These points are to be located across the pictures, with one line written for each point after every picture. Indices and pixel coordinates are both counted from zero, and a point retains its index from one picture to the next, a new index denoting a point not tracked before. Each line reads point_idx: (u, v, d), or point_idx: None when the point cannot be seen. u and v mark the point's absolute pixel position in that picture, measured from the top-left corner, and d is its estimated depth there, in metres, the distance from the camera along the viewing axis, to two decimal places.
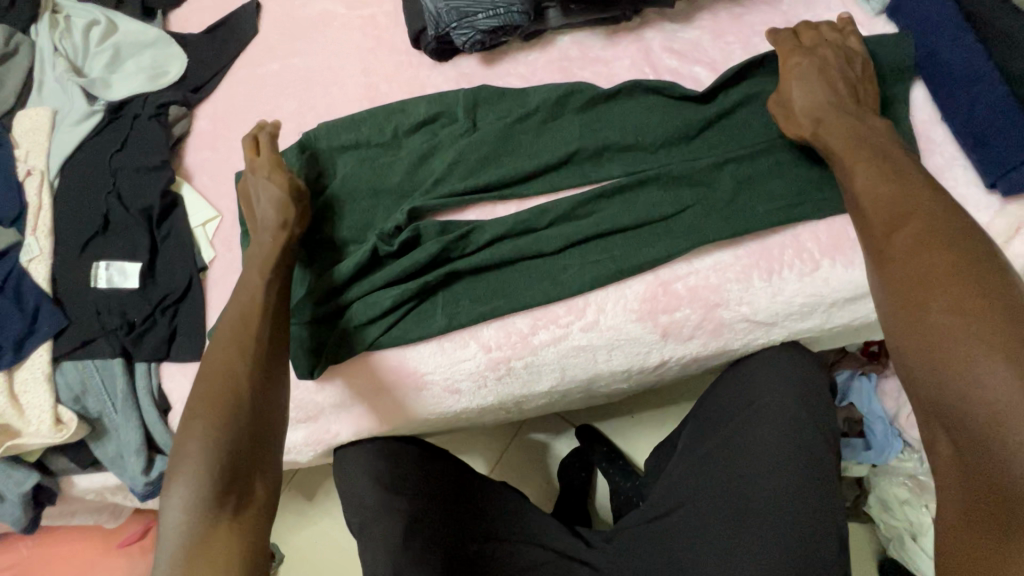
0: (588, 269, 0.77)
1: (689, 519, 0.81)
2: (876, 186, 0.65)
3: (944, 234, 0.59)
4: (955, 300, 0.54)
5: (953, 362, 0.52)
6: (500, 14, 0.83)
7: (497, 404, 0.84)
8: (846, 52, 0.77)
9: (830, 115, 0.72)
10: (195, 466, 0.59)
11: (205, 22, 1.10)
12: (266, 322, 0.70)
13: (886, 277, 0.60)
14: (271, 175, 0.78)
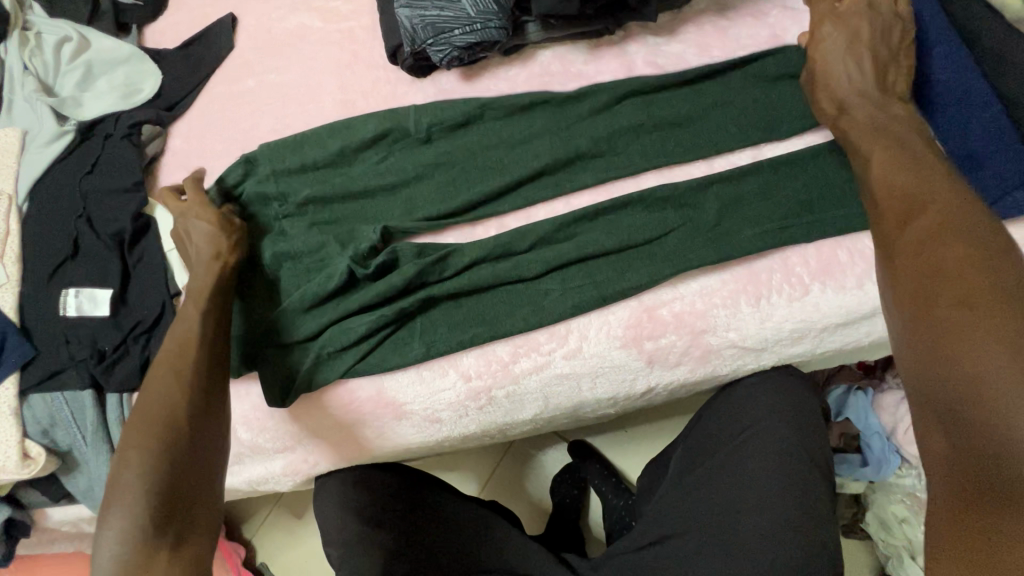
0: (570, 294, 0.74)
1: (680, 552, 0.77)
2: (887, 176, 0.64)
3: (957, 226, 0.57)
4: (967, 294, 0.53)
5: (958, 354, 0.51)
6: (477, 30, 0.80)
7: (480, 432, 0.81)
8: (890, 19, 0.71)
9: (856, 104, 0.70)
10: (131, 498, 0.59)
11: (180, 36, 1.07)
12: (206, 348, 0.70)
13: (896, 268, 0.59)
14: (199, 213, 0.77)
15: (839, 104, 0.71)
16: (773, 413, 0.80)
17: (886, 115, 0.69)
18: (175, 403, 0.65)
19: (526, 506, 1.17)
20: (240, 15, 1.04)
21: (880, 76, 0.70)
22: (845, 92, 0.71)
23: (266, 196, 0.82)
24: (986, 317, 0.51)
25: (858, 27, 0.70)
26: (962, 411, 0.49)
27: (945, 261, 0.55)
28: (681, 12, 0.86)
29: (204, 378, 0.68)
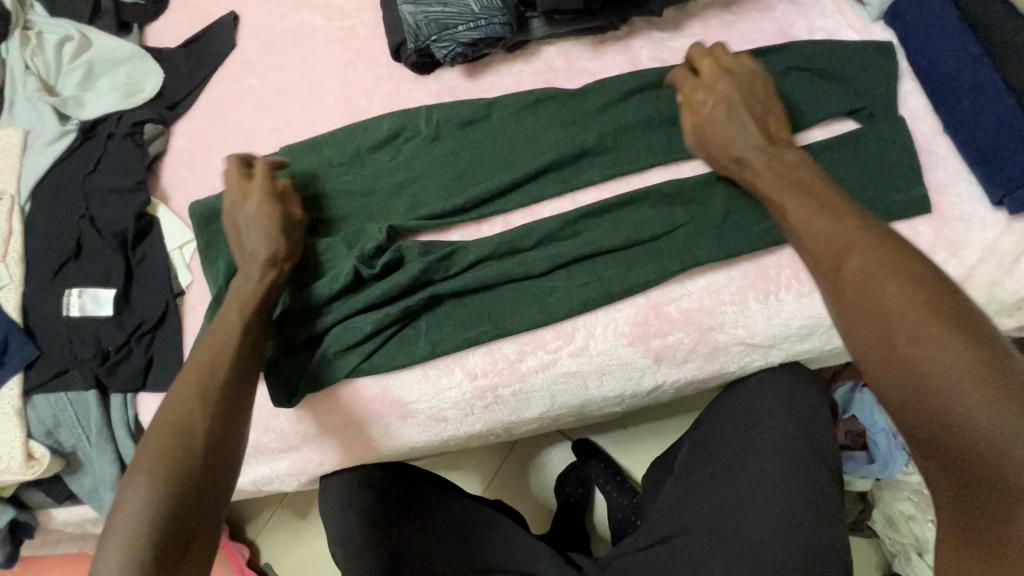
0: (577, 291, 0.73)
1: (687, 550, 0.76)
2: (811, 221, 0.59)
3: (891, 259, 0.54)
4: (925, 334, 0.48)
5: (942, 407, 0.46)
6: (481, 26, 0.80)
7: (486, 430, 0.81)
8: (749, 76, 0.72)
9: (756, 156, 0.67)
10: (129, 525, 0.52)
11: (181, 35, 1.06)
12: (237, 363, 0.64)
13: (844, 308, 0.54)
14: (262, 209, 0.72)
15: (739, 162, 0.69)
16: (779, 411, 0.80)
17: (782, 164, 0.66)
18: (188, 419, 0.58)
19: (531, 505, 1.16)
20: (242, 13, 1.04)
21: (761, 128, 0.69)
22: (738, 148, 0.69)
23: None
24: (954, 355, 0.46)
25: (724, 87, 0.71)
26: (976, 471, 0.44)
27: (890, 301, 0.51)
28: (687, 7, 0.85)
29: (234, 399, 0.62)
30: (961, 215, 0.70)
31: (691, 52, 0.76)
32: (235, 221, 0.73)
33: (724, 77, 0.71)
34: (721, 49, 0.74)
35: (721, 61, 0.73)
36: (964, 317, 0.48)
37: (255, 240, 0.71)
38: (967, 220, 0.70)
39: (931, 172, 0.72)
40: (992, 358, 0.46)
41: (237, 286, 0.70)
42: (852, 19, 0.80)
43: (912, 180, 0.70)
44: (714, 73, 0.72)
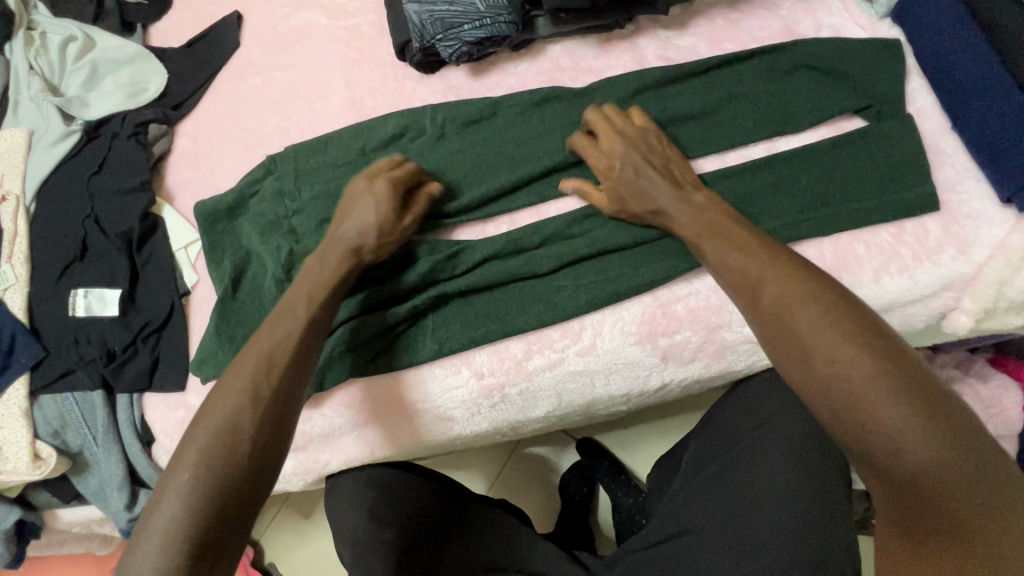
0: (584, 290, 0.73)
1: (693, 548, 0.75)
2: (727, 258, 0.61)
3: (799, 286, 0.56)
4: (836, 354, 0.50)
5: (868, 429, 0.47)
6: (487, 25, 0.79)
7: (493, 429, 0.81)
8: (645, 133, 0.73)
9: (671, 203, 0.68)
10: (167, 523, 0.51)
11: (186, 35, 1.06)
12: (294, 362, 0.62)
13: (768, 339, 0.55)
14: (379, 202, 0.71)
15: (657, 212, 0.69)
16: (787, 410, 0.80)
17: (696, 209, 0.67)
18: (236, 420, 0.57)
19: (535, 504, 1.16)
20: (246, 13, 1.04)
21: (669, 179, 0.70)
22: (655, 202, 0.69)
23: (288, 196, 0.84)
24: (865, 370, 0.49)
25: (622, 152, 0.71)
26: (904, 478, 0.46)
27: (804, 326, 0.53)
28: (692, 5, 0.85)
29: (281, 409, 0.59)
30: (970, 213, 0.70)
31: (588, 117, 0.76)
32: (349, 201, 0.73)
33: (622, 139, 0.72)
34: (613, 111, 0.75)
35: (614, 122, 0.74)
36: (865, 328, 0.52)
37: (352, 226, 0.70)
38: (975, 219, 0.70)
39: (939, 170, 0.72)
40: (892, 362, 0.49)
41: (310, 269, 0.69)
42: (858, 16, 0.80)
43: (920, 178, 0.70)
44: (612, 135, 0.73)
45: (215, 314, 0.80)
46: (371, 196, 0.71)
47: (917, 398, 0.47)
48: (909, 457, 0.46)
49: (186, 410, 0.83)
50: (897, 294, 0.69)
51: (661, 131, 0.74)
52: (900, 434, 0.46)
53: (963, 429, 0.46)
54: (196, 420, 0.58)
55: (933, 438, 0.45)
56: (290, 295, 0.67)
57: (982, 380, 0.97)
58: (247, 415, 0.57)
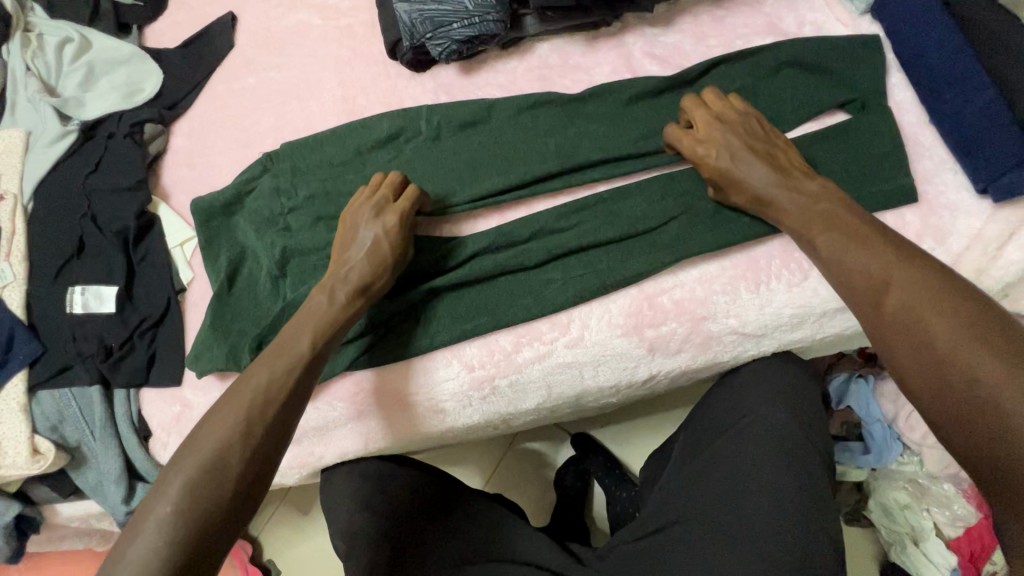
0: (571, 284, 0.75)
1: (682, 539, 0.76)
2: (844, 256, 0.61)
3: (932, 290, 0.54)
4: (979, 368, 0.48)
5: (998, 431, 0.46)
6: (475, 23, 0.81)
7: (484, 422, 0.82)
8: (745, 119, 0.72)
9: (776, 193, 0.67)
10: (143, 553, 0.53)
11: (180, 36, 1.07)
12: (290, 400, 0.64)
13: (891, 337, 0.55)
14: (388, 232, 0.72)
15: (758, 200, 0.69)
16: (772, 402, 0.81)
17: (810, 196, 0.66)
18: (226, 454, 0.59)
19: (531, 500, 1.18)
20: (240, 13, 1.05)
21: (775, 167, 0.69)
22: (761, 189, 0.68)
23: (281, 194, 0.85)
24: (1007, 385, 0.46)
25: (722, 140, 0.70)
26: None
27: (934, 328, 0.52)
28: (677, 3, 0.86)
29: (271, 441, 0.62)
30: (948, 204, 0.71)
31: (683, 105, 0.76)
32: (355, 227, 0.74)
33: (722, 124, 0.71)
34: (712, 97, 0.75)
35: (715, 109, 0.73)
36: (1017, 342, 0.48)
37: (363, 257, 0.72)
38: (952, 210, 0.71)
39: (918, 163, 0.73)
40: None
41: (319, 302, 0.70)
42: (840, 12, 0.81)
43: (899, 170, 0.72)
44: (711, 119, 0.72)
45: (211, 310, 0.81)
46: (379, 226, 0.72)
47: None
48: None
49: (183, 405, 0.84)
50: None
51: (763, 117, 0.73)
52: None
53: None
54: (187, 447, 0.60)
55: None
56: (289, 329, 0.69)
57: None
58: (237, 448, 0.59)
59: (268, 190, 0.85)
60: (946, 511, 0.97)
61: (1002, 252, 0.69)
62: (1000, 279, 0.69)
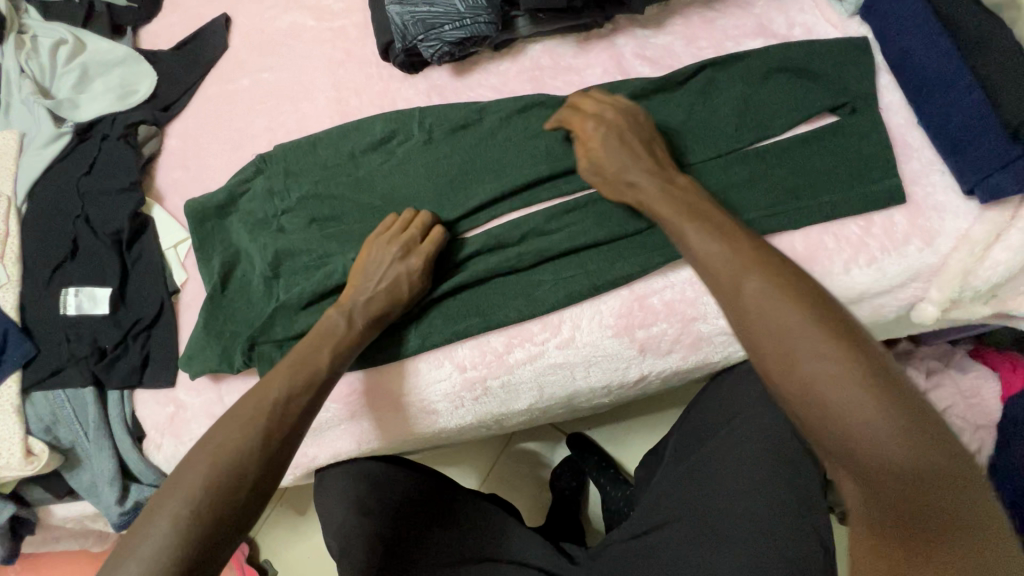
0: (562, 285, 0.75)
1: (673, 538, 0.77)
2: (708, 245, 0.57)
3: (779, 275, 0.52)
4: (824, 358, 0.47)
5: (842, 420, 0.45)
6: (467, 25, 0.81)
7: (477, 422, 0.82)
8: (630, 111, 0.74)
9: (649, 184, 0.67)
10: (152, 554, 0.52)
11: (174, 38, 1.07)
12: (306, 414, 0.65)
13: (750, 328, 0.51)
14: (413, 271, 0.74)
15: (631, 186, 0.68)
16: (764, 402, 0.82)
17: (674, 183, 0.66)
18: (242, 458, 0.59)
19: (526, 500, 1.18)
20: (234, 15, 1.05)
21: (652, 159, 0.69)
22: (626, 172, 0.69)
23: (273, 196, 0.85)
24: (855, 382, 0.45)
25: (608, 130, 0.72)
26: (874, 473, 0.44)
27: (786, 318, 0.49)
28: (669, 4, 0.86)
29: (283, 449, 0.62)
30: (935, 205, 0.71)
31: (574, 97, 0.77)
32: (379, 260, 0.74)
33: (605, 112, 0.73)
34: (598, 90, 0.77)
35: (604, 100, 0.75)
36: (856, 332, 0.48)
37: (386, 291, 0.73)
38: (939, 211, 0.71)
39: (906, 164, 0.73)
40: (887, 373, 0.46)
41: (338, 325, 0.71)
42: (829, 15, 0.81)
43: (887, 171, 0.72)
44: (599, 110, 0.74)
45: (204, 311, 0.82)
46: (406, 264, 0.73)
47: (912, 412, 0.44)
48: (903, 475, 0.43)
49: (176, 406, 0.85)
50: (866, 285, 0.71)
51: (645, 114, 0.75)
52: (898, 454, 0.43)
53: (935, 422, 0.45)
54: (198, 448, 0.59)
55: (931, 461, 0.43)
56: (305, 345, 0.69)
57: (961, 371, 1.00)
58: (252, 454, 0.59)
59: (262, 190, 0.85)
60: None
61: (990, 252, 0.69)
62: (988, 280, 0.69)
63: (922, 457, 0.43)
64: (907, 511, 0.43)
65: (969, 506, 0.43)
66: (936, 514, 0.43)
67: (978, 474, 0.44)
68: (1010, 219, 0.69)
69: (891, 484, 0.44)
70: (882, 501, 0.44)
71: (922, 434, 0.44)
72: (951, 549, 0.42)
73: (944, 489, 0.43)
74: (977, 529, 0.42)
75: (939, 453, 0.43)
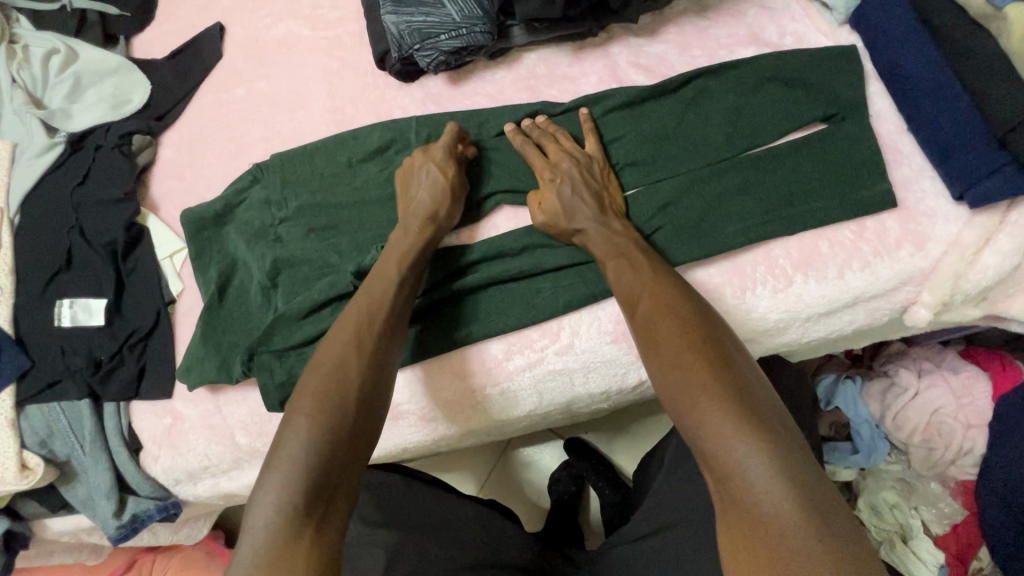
0: (562, 292, 0.76)
1: (676, 542, 0.77)
2: (620, 275, 0.68)
3: (666, 298, 0.63)
4: (682, 364, 0.57)
5: (691, 415, 0.54)
6: (463, 35, 0.82)
7: (477, 429, 0.82)
8: (589, 162, 0.77)
9: (593, 229, 0.72)
10: (300, 454, 0.57)
11: (168, 47, 1.07)
12: (390, 319, 0.68)
13: (641, 343, 0.62)
14: (443, 167, 0.76)
15: (578, 231, 0.73)
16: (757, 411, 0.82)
17: (615, 234, 0.71)
18: (347, 365, 0.63)
19: (526, 506, 1.18)
20: (228, 24, 1.05)
21: (596, 203, 0.73)
22: (573, 222, 0.73)
23: (271, 206, 0.85)
24: (708, 388, 0.55)
25: (563, 177, 0.75)
26: (715, 459, 0.52)
27: (661, 334, 0.60)
28: (662, 13, 0.88)
29: (379, 350, 0.65)
30: (926, 210, 0.72)
31: (538, 136, 0.79)
32: (411, 175, 0.77)
33: (563, 162, 0.75)
34: (555, 128, 0.80)
35: (566, 146, 0.77)
36: (721, 350, 0.58)
37: (423, 194, 0.75)
38: (930, 216, 0.72)
39: (896, 170, 0.75)
40: (737, 387, 0.55)
41: (396, 238, 0.73)
42: (819, 23, 0.83)
43: (878, 176, 0.73)
44: (558, 159, 0.76)
45: (202, 322, 0.82)
46: (433, 162, 0.76)
47: (756, 419, 0.52)
48: (740, 467, 0.50)
49: (173, 418, 0.84)
50: (859, 289, 0.72)
51: (605, 161, 0.78)
52: (738, 449, 0.51)
53: (773, 421, 0.53)
54: (303, 378, 0.63)
55: (765, 458, 0.50)
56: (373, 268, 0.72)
57: (953, 371, 1.01)
58: (352, 362, 0.63)
59: (259, 198, 0.86)
60: (932, 510, 1.01)
61: (980, 255, 0.70)
62: (978, 283, 0.71)
63: (759, 453, 0.50)
64: (745, 502, 0.49)
65: (804, 506, 0.48)
66: (772, 508, 0.48)
67: (823, 486, 0.50)
68: (999, 223, 0.70)
69: (733, 477, 0.50)
70: (729, 495, 0.50)
71: (761, 437, 0.51)
72: (786, 543, 0.46)
73: (776, 485, 0.49)
74: (812, 527, 0.47)
75: (776, 454, 0.50)
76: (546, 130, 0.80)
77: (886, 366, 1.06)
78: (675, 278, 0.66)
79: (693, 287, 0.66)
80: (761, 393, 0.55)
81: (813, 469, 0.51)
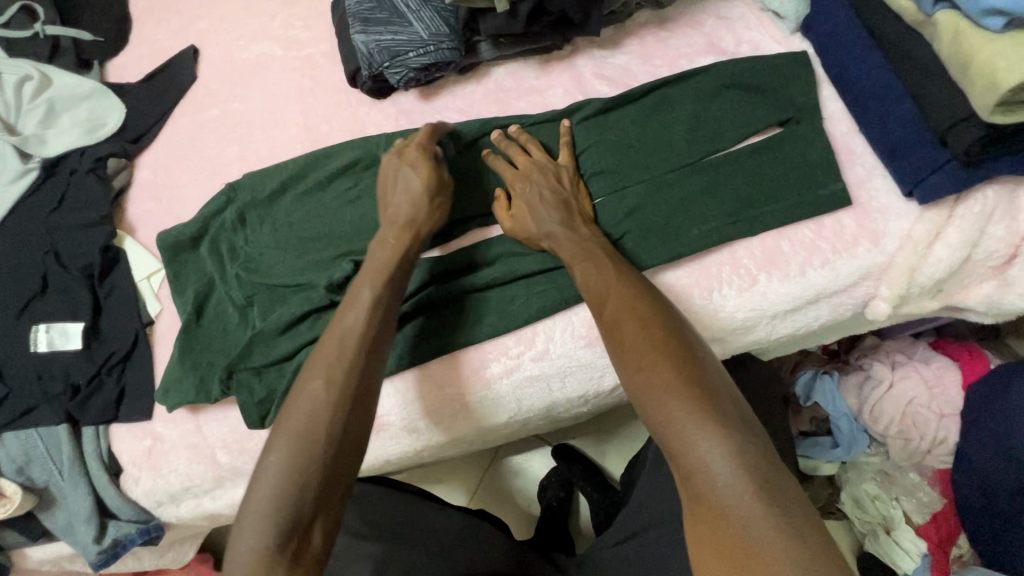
0: (535, 300, 0.77)
1: (657, 542, 0.79)
2: (587, 278, 0.69)
3: (630, 299, 0.65)
4: (647, 364, 0.59)
5: (657, 413, 0.56)
6: (431, 52, 0.83)
7: (459, 438, 0.83)
8: (558, 172, 0.78)
9: (559, 235, 0.73)
10: (268, 495, 0.56)
11: (143, 70, 1.08)
12: (364, 342, 0.65)
13: (611, 344, 0.64)
14: (416, 168, 0.76)
15: (547, 237, 0.74)
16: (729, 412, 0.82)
17: (583, 239, 0.73)
18: (322, 399, 0.61)
19: (516, 514, 1.19)
20: (203, 46, 1.06)
21: (564, 209, 0.75)
22: (541, 229, 0.74)
23: (239, 221, 0.87)
24: (672, 385, 0.56)
25: (534, 186, 0.76)
26: (680, 455, 0.53)
27: (628, 336, 0.62)
28: (624, 25, 0.90)
29: (356, 376, 0.63)
30: (880, 208, 0.75)
31: (506, 148, 0.81)
32: (388, 178, 0.77)
33: (534, 173, 0.77)
34: (524, 139, 0.81)
35: (535, 157, 0.79)
36: (683, 347, 0.60)
37: (399, 203, 0.75)
38: (883, 213, 0.75)
39: (850, 169, 0.78)
40: (699, 383, 0.56)
41: (374, 249, 0.73)
42: (773, 32, 0.86)
43: (833, 176, 0.76)
44: (527, 170, 0.78)
45: (179, 343, 0.82)
46: (407, 164, 0.76)
47: (716, 413, 0.54)
48: (703, 461, 0.52)
49: (154, 439, 0.84)
50: (821, 286, 0.75)
51: (573, 171, 0.80)
52: (700, 446, 0.52)
53: (733, 416, 0.55)
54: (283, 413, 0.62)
55: (726, 451, 0.52)
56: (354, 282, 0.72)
57: (925, 362, 1.04)
58: (324, 392, 0.61)
59: (227, 217, 0.87)
60: (913, 500, 1.02)
61: (931, 250, 0.73)
62: (932, 276, 0.73)
63: (719, 445, 0.52)
64: (708, 495, 0.51)
65: (763, 492, 0.50)
66: (733, 498, 0.50)
67: (781, 473, 0.52)
68: (947, 217, 0.73)
69: (696, 472, 0.52)
70: (695, 491, 0.52)
71: (721, 430, 0.53)
72: (750, 535, 0.48)
73: (736, 476, 0.50)
74: (773, 512, 0.48)
75: (736, 446, 0.52)
76: (516, 141, 0.82)
77: (862, 360, 1.08)
78: (641, 281, 0.68)
79: (657, 287, 0.68)
80: (721, 387, 0.57)
81: (770, 456, 0.53)
